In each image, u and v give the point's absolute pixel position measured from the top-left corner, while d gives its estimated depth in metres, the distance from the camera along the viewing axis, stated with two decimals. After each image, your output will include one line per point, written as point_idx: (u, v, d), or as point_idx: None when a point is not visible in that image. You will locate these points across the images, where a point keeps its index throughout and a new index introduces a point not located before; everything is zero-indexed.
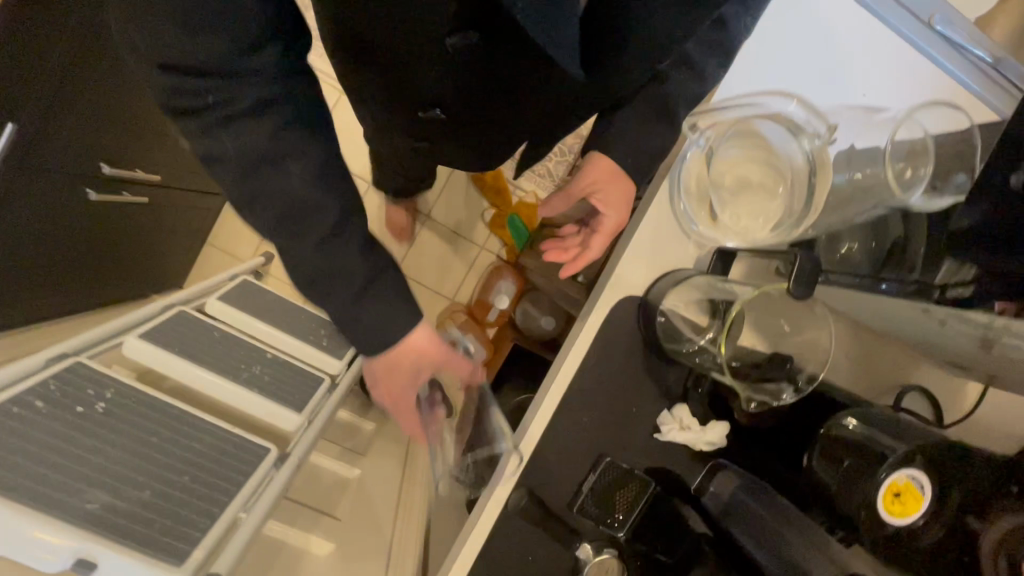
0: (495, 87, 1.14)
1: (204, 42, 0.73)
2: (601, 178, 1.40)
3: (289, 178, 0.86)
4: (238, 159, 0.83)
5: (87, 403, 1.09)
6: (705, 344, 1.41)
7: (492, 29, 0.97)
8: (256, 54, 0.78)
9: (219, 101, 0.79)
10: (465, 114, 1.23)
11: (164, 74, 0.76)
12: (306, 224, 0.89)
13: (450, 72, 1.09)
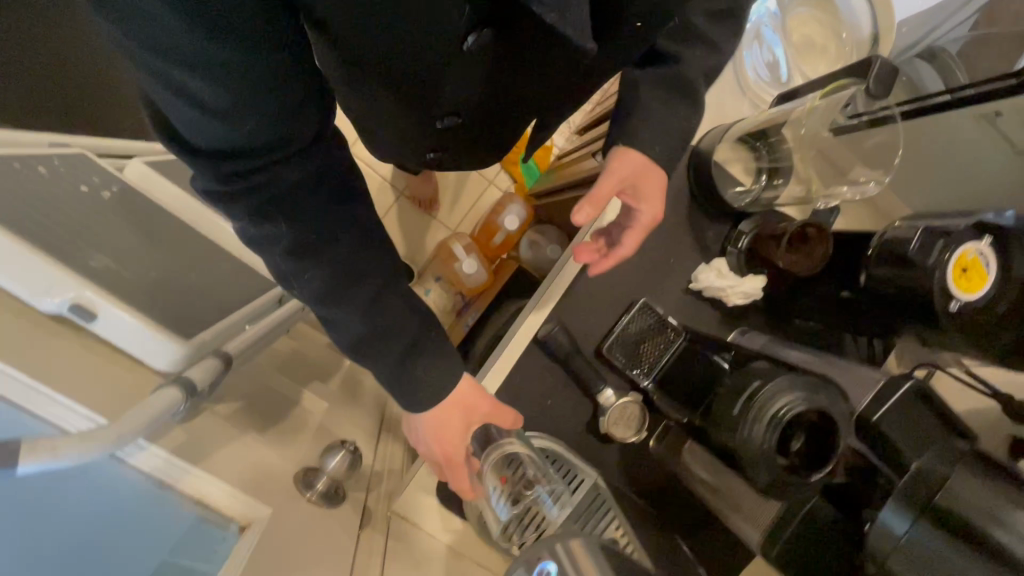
0: (536, 96, 0.63)
1: (224, 103, 0.35)
2: (642, 174, 0.63)
3: (342, 257, 0.46)
4: (311, 259, 0.45)
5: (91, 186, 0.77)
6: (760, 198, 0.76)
7: (509, 34, 0.48)
8: (281, 96, 0.37)
9: (263, 181, 0.41)
10: (506, 131, 0.69)
11: (200, 165, 0.39)
12: (358, 292, 0.47)
13: (464, 80, 0.53)
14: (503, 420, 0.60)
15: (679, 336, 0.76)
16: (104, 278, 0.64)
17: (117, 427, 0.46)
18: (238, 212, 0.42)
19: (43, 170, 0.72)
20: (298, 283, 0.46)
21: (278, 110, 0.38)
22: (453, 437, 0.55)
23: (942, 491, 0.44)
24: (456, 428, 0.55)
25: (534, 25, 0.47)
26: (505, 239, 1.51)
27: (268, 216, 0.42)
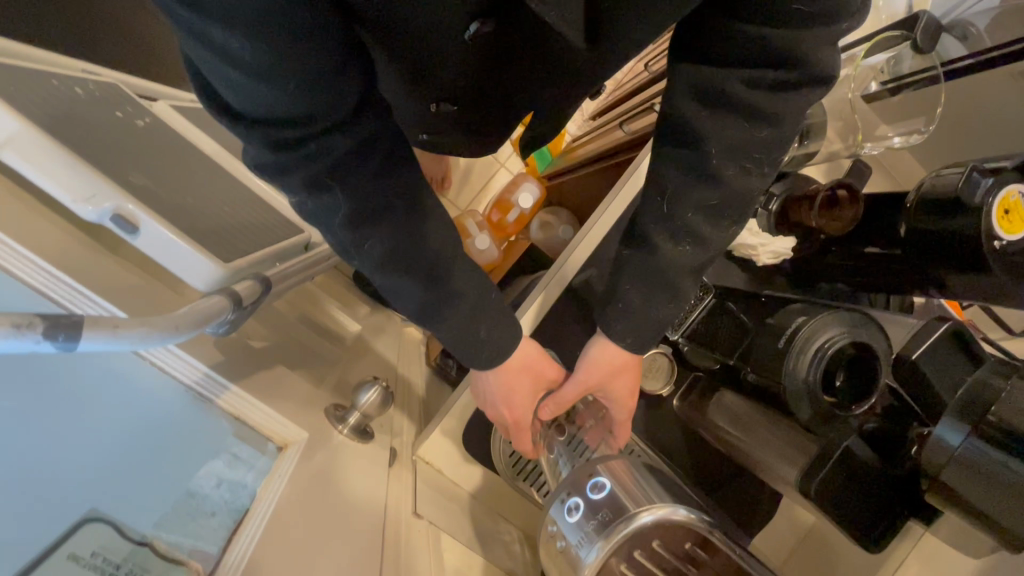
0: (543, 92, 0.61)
1: (266, 63, 0.33)
2: (616, 376, 0.58)
3: (397, 225, 0.45)
4: (370, 224, 0.44)
5: (124, 114, 0.75)
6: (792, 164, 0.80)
7: (506, 22, 0.49)
8: (324, 58, 0.35)
9: (316, 150, 0.39)
10: (511, 123, 0.70)
11: (251, 134, 0.38)
12: (414, 264, 0.47)
13: (463, 58, 0.53)
14: (562, 380, 0.63)
15: (709, 294, 0.77)
16: (144, 196, 0.62)
17: (171, 318, 0.47)
18: (292, 184, 0.41)
19: (79, 92, 0.71)
20: (358, 254, 0.46)
21: (318, 76, 0.35)
22: (523, 395, 0.59)
23: (997, 404, 0.44)
24: (524, 388, 0.59)
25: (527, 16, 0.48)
26: (518, 218, 1.45)
27: (322, 184, 0.41)
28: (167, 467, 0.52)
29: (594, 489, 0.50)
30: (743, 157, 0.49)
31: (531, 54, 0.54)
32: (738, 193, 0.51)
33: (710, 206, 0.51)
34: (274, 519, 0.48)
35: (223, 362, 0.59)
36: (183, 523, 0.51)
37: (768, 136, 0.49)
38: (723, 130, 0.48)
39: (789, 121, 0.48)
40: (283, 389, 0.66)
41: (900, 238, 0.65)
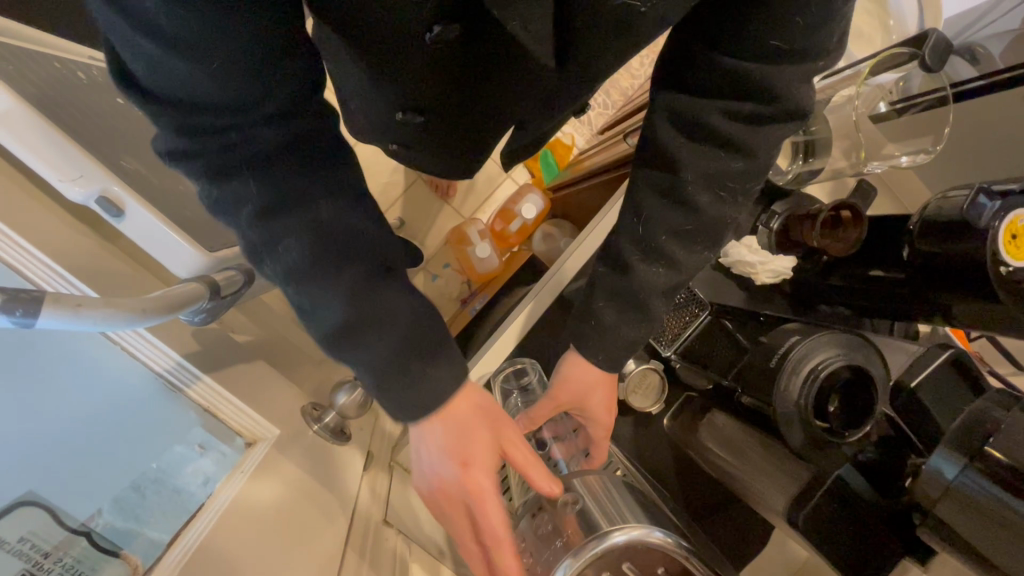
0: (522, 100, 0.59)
1: (179, 21, 0.27)
2: (589, 392, 0.54)
3: (336, 241, 0.35)
4: (284, 229, 0.34)
5: (125, 102, 0.75)
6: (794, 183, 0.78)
7: (475, 34, 0.48)
8: (261, 29, 0.29)
9: (236, 141, 0.32)
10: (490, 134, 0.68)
11: (157, 114, 0.31)
12: (338, 283, 0.36)
13: (429, 59, 0.52)
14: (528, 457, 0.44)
15: (705, 309, 0.75)
16: (133, 182, 0.62)
17: (139, 302, 0.45)
18: (196, 175, 0.32)
19: (81, 77, 0.71)
20: (267, 262, 0.35)
21: (249, 51, 0.29)
22: (482, 455, 0.41)
23: (995, 438, 0.42)
24: (488, 443, 0.41)
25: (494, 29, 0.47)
26: (521, 228, 1.43)
27: (230, 177, 0.32)
28: (127, 450, 0.55)
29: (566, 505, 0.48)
30: (726, 181, 0.48)
31: (505, 67, 0.53)
32: (716, 219, 0.49)
33: (692, 223, 0.50)
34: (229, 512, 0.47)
35: (199, 352, 0.58)
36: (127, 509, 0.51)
37: (742, 167, 0.48)
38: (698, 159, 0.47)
39: (761, 154, 0.48)
40: (261, 383, 0.64)
41: (905, 262, 0.62)
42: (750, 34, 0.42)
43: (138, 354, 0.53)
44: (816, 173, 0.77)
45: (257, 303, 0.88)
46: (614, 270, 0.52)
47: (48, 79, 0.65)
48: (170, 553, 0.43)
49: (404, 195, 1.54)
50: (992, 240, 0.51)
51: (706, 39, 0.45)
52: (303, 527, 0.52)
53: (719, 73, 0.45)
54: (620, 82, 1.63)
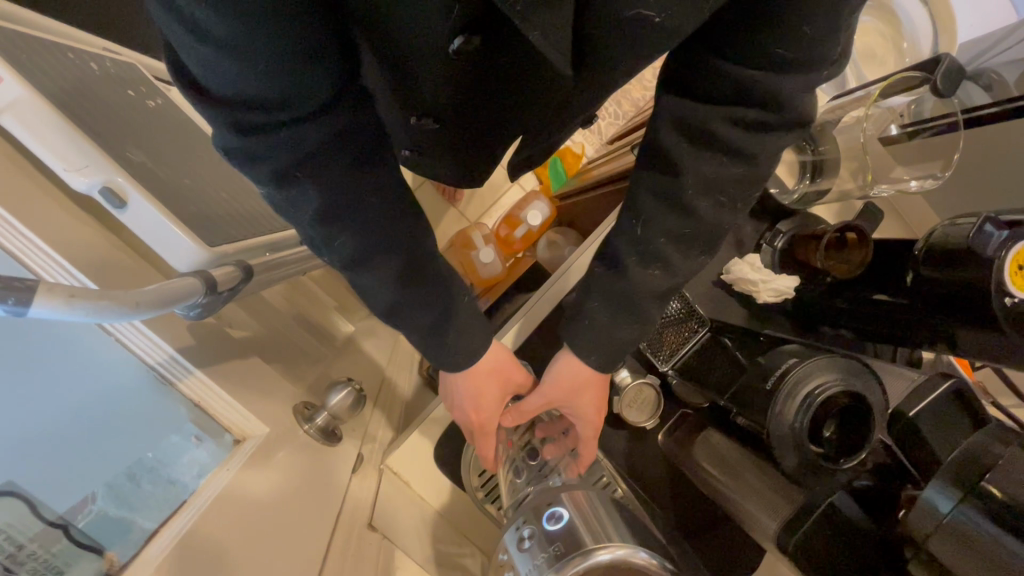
0: (525, 114, 0.64)
1: (234, 40, 0.35)
2: (579, 390, 0.55)
3: (368, 222, 0.48)
4: (342, 222, 0.47)
5: (136, 93, 0.75)
6: (799, 203, 0.77)
7: (497, 43, 0.50)
8: (296, 47, 0.37)
9: (285, 139, 0.42)
10: (502, 144, 0.73)
11: (218, 114, 0.41)
12: (382, 266, 0.50)
13: (444, 75, 0.55)
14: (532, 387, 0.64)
15: (704, 326, 0.75)
16: (139, 172, 0.62)
17: (132, 294, 0.44)
18: (262, 174, 0.44)
19: (94, 67, 0.72)
20: (327, 249, 0.49)
21: (289, 65, 0.38)
22: (492, 398, 0.59)
23: (993, 471, 0.41)
24: (494, 391, 0.59)
25: (513, 33, 0.48)
26: (526, 234, 1.42)
27: (290, 178, 0.44)
28: (115, 443, 0.55)
29: (552, 520, 0.47)
30: (723, 193, 0.48)
31: (516, 84, 0.57)
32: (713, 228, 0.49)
33: (693, 236, 0.49)
34: (208, 510, 0.45)
35: (193, 346, 0.58)
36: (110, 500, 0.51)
37: (743, 174, 0.48)
38: (703, 165, 0.47)
39: (763, 164, 0.48)
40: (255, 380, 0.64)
41: (907, 286, 0.62)
42: (756, 51, 0.42)
43: (132, 344, 0.53)
44: (823, 194, 0.77)
45: (257, 298, 0.88)
46: (614, 281, 0.51)
47: (60, 67, 0.65)
48: (143, 552, 0.42)
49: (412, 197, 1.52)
50: (998, 269, 0.50)
51: (710, 50, 0.45)
52: (283, 530, 0.51)
53: (729, 85, 0.44)
54: (630, 93, 1.63)
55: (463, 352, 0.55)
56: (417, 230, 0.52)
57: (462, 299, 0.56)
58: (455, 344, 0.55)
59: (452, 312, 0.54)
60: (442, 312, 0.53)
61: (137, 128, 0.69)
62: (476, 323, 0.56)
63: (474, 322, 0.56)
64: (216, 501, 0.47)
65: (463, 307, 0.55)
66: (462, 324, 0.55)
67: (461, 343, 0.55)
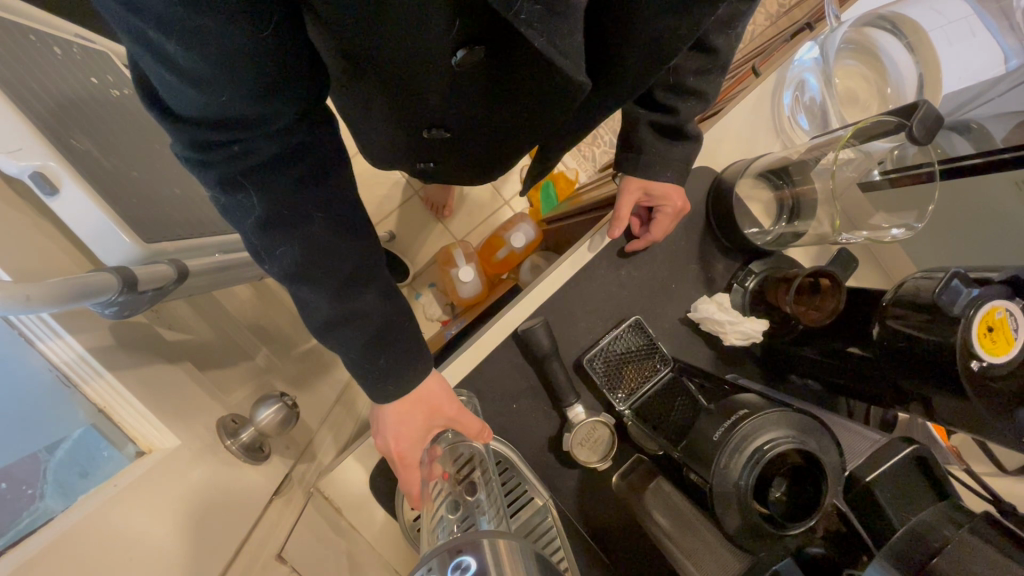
0: (505, 134, 0.61)
1: (199, 70, 0.33)
2: (664, 202, 0.72)
3: (313, 235, 0.44)
4: (284, 232, 0.43)
5: (101, 83, 0.73)
6: (773, 242, 0.74)
7: (502, 56, 0.47)
8: (264, 75, 0.36)
9: (238, 152, 0.40)
10: (483, 163, 0.69)
11: (177, 129, 0.38)
12: (321, 278, 0.46)
13: (451, 87, 0.51)
14: (468, 425, 0.59)
15: (668, 365, 0.72)
16: (86, 161, 0.59)
17: (23, 287, 0.41)
18: (207, 179, 0.41)
19: (58, 52, 0.69)
20: (268, 258, 0.45)
21: (256, 89, 0.36)
22: (414, 432, 0.55)
23: (939, 556, 0.39)
24: (420, 418, 0.55)
25: (527, 54, 0.46)
26: (508, 256, 1.37)
27: (237, 183, 0.41)
28: (22, 436, 0.50)
29: (457, 571, 0.41)
30: None
31: (526, 100, 0.53)
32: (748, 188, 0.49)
33: None
34: (82, 523, 0.43)
35: (112, 347, 0.54)
36: (9, 498, 0.46)
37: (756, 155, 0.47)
38: (657, 146, 0.69)
39: None
40: (172, 390, 0.60)
41: (874, 338, 0.59)
42: None
43: (38, 341, 0.49)
44: (799, 236, 0.73)
45: (210, 301, 0.84)
46: None
47: (20, 48, 0.63)
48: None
49: (398, 209, 1.50)
50: (966, 328, 0.48)
51: None
52: (163, 554, 0.48)
53: None
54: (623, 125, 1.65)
55: (395, 374, 0.51)
56: (361, 240, 0.48)
57: (402, 319, 0.52)
58: (387, 365, 0.51)
59: (388, 332, 0.50)
60: (374, 332, 0.49)
61: (93, 119, 0.66)
62: (415, 345, 0.53)
63: (413, 345, 0.52)
64: (95, 515, 0.44)
65: (404, 325, 0.52)
66: (398, 345, 0.51)
67: (395, 367, 0.51)
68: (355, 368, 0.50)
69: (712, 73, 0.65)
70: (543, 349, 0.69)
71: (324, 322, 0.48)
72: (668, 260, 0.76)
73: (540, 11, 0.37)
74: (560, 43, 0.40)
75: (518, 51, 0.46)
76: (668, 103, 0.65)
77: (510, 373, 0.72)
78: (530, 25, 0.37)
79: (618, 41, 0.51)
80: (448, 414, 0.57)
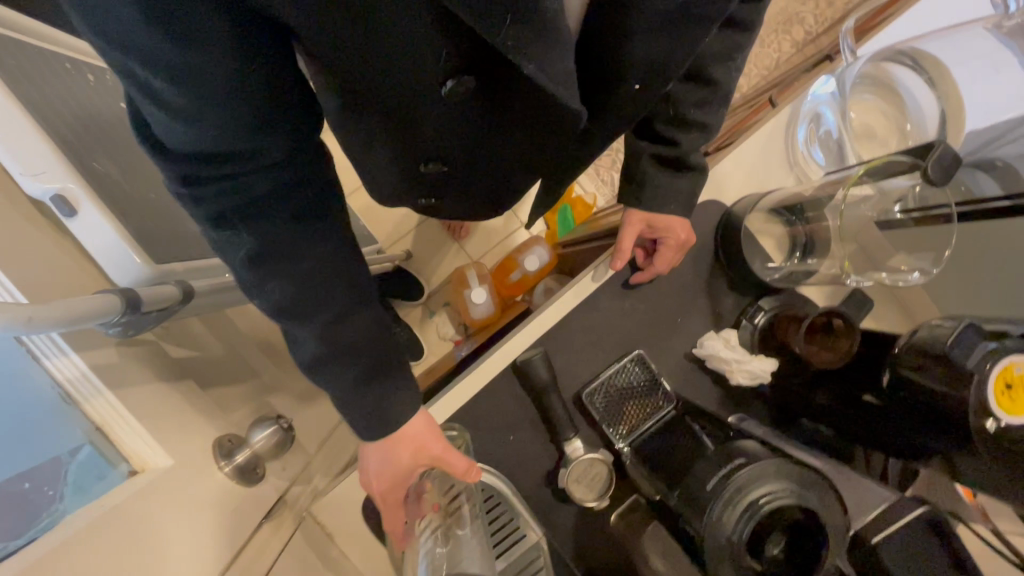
0: (505, 166, 0.61)
1: (186, 106, 0.34)
2: (669, 232, 0.70)
3: (303, 269, 0.45)
4: (274, 266, 0.44)
5: (127, 106, 0.77)
6: (784, 276, 0.72)
7: (496, 87, 0.47)
8: (250, 110, 0.37)
9: (229, 187, 0.41)
10: (484, 196, 0.70)
11: (168, 165, 0.39)
12: (310, 309, 0.46)
13: (446, 119, 0.51)
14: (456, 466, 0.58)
15: (670, 403, 0.69)
16: (105, 182, 0.62)
17: (27, 308, 0.42)
18: (199, 214, 0.42)
19: (90, 78, 0.73)
20: (257, 292, 0.45)
21: (241, 124, 0.37)
22: (399, 469, 0.54)
23: None
24: (406, 455, 0.54)
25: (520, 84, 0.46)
26: (521, 279, 1.38)
27: (228, 220, 0.42)
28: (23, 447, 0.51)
29: None
30: None
31: (523, 129, 0.53)
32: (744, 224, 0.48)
33: None
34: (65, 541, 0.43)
35: (114, 362, 0.56)
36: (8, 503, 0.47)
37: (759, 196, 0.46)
38: (661, 178, 0.68)
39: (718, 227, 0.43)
40: (170, 406, 0.61)
41: (888, 386, 0.56)
42: None
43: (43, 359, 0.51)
44: (811, 274, 0.72)
45: (221, 318, 0.86)
46: None
47: (54, 74, 0.67)
48: None
49: (414, 229, 1.52)
50: (982, 384, 0.46)
51: None
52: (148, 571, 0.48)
53: None
54: None
55: (380, 405, 0.51)
56: (351, 272, 0.49)
57: (389, 347, 0.52)
58: (370, 395, 0.50)
59: (374, 362, 0.50)
60: (362, 363, 0.49)
61: (116, 140, 0.69)
62: (402, 374, 0.52)
63: (399, 375, 0.52)
64: (82, 531, 0.45)
65: (391, 354, 0.52)
66: (384, 376, 0.51)
67: (380, 397, 0.51)
68: (339, 398, 0.50)
69: (715, 104, 0.64)
70: (542, 381, 0.67)
71: (311, 351, 0.48)
72: (674, 294, 0.74)
73: (526, 32, 0.36)
74: (550, 70, 0.39)
75: (510, 80, 0.46)
76: (670, 136, 0.65)
77: (507, 405, 0.70)
78: (517, 52, 0.37)
79: (613, 71, 0.50)
80: (438, 453, 0.56)
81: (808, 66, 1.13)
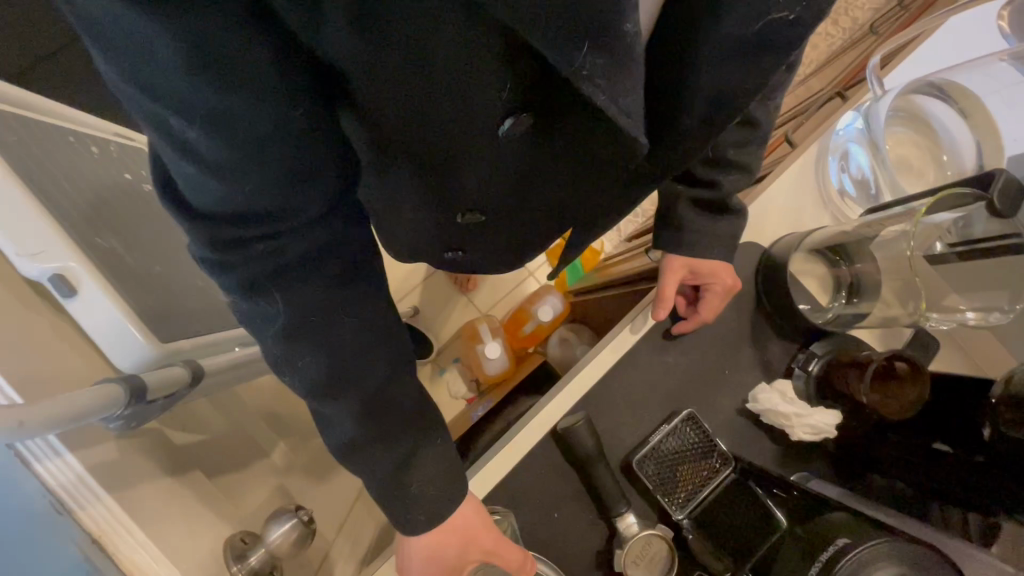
0: (542, 216, 0.58)
1: (223, 157, 0.30)
2: (711, 279, 0.67)
3: (340, 343, 0.40)
4: (309, 340, 0.39)
5: (133, 176, 0.74)
6: (832, 320, 0.68)
7: (546, 129, 0.44)
8: (292, 160, 0.33)
9: (264, 251, 0.36)
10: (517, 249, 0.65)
11: (196, 228, 0.35)
12: (345, 389, 0.41)
13: (490, 166, 0.48)
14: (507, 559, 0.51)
15: (728, 465, 0.63)
16: (111, 256, 0.58)
17: (19, 411, 0.37)
18: (228, 283, 0.37)
19: (95, 150, 0.71)
20: (289, 370, 0.40)
21: (282, 176, 0.33)
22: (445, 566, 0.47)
23: None
24: (453, 549, 0.48)
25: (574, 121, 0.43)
26: (536, 330, 1.33)
27: (262, 289, 0.37)
28: None
29: None
30: None
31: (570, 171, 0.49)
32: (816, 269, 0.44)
33: None
34: None
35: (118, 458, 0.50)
36: None
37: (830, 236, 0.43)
38: (700, 222, 0.65)
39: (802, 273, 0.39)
40: (179, 503, 0.55)
41: None
42: None
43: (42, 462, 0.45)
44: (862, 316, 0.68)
45: (228, 394, 0.80)
46: None
47: (58, 147, 0.64)
48: None
49: (422, 284, 1.48)
50: None
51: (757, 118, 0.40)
52: None
53: None
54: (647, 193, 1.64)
55: (422, 493, 0.45)
56: (389, 344, 0.44)
57: (430, 425, 0.46)
58: (411, 482, 0.44)
59: (416, 443, 0.45)
60: (402, 446, 0.44)
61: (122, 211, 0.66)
62: (446, 454, 0.47)
63: (443, 456, 0.46)
64: None
65: (433, 433, 0.46)
66: (427, 458, 0.45)
67: (422, 483, 0.45)
68: (375, 488, 0.44)
69: (752, 144, 0.62)
70: (588, 447, 0.61)
71: (345, 436, 0.42)
72: (719, 343, 0.69)
73: (602, 63, 0.31)
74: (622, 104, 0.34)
75: (562, 119, 0.43)
76: (708, 178, 0.62)
77: (550, 478, 0.63)
78: (591, 84, 0.32)
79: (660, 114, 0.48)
80: (488, 546, 0.49)
81: (813, 104, 1.14)
